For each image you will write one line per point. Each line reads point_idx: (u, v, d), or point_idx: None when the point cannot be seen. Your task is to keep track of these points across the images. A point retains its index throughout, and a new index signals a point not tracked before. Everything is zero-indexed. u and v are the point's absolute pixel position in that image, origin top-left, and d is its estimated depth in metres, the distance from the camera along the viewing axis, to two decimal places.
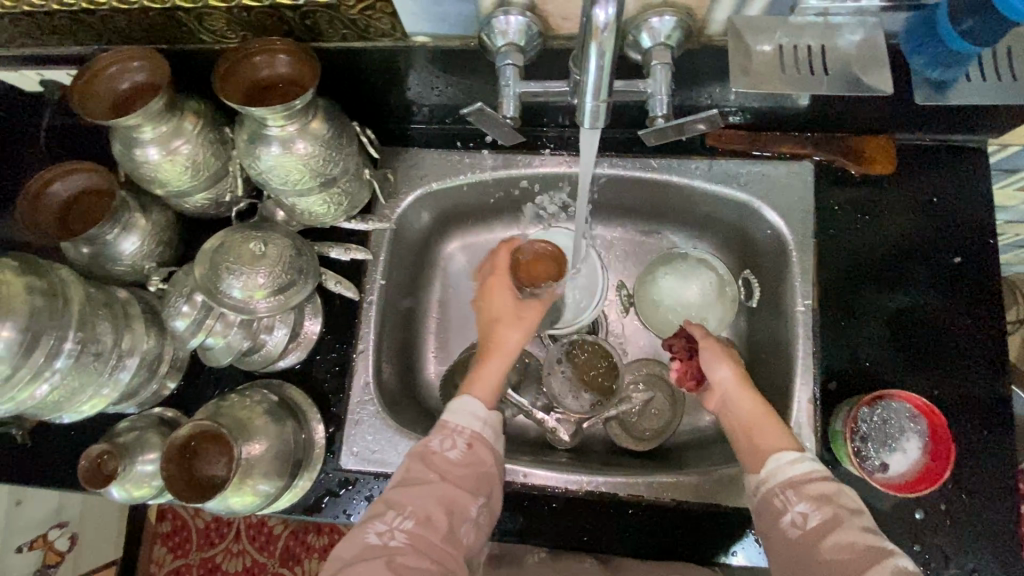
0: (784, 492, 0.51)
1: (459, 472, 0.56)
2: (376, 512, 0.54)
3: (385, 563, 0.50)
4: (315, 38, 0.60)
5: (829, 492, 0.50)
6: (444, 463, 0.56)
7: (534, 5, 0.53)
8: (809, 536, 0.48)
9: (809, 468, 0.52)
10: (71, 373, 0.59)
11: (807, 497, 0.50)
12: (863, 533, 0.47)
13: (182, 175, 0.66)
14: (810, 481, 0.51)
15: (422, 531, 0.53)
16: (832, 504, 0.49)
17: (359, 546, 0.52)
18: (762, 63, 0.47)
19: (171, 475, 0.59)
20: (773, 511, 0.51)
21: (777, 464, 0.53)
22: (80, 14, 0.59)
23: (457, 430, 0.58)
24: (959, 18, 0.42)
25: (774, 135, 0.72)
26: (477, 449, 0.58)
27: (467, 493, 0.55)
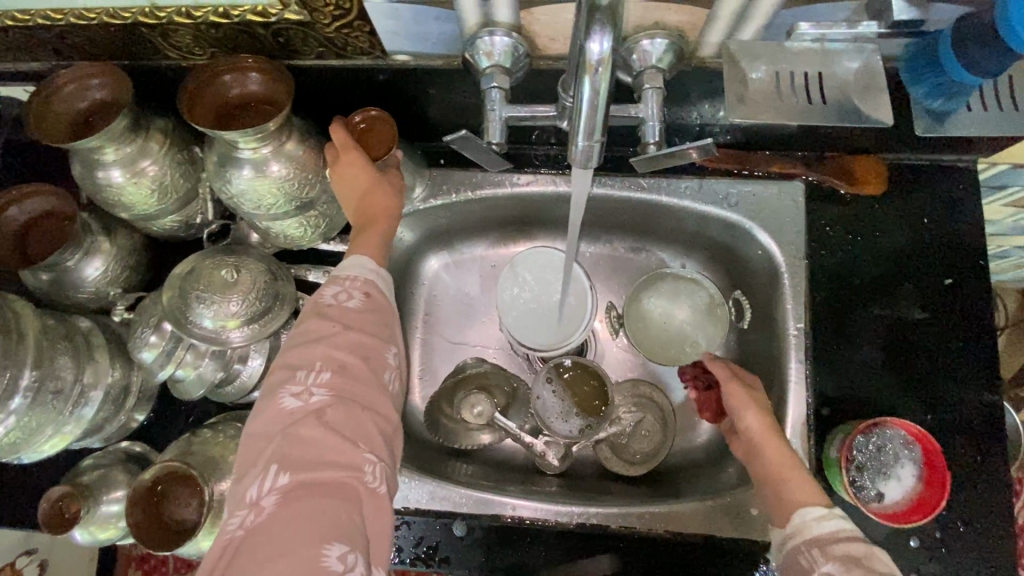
0: (809, 552, 0.50)
1: (363, 317, 0.51)
2: (285, 377, 0.48)
3: (315, 419, 0.46)
4: (289, 56, 0.57)
5: (857, 555, 0.48)
6: (343, 313, 0.51)
7: (520, 25, 0.50)
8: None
9: (838, 528, 0.50)
10: (28, 413, 0.56)
11: (833, 557, 0.48)
12: None
13: (148, 198, 0.63)
14: (836, 541, 0.49)
15: (342, 380, 0.48)
16: (861, 567, 0.47)
17: (280, 417, 0.47)
18: (758, 91, 0.46)
19: (137, 520, 0.56)
20: (801, 572, 0.50)
21: (803, 520, 0.52)
22: (36, 30, 0.55)
23: (351, 281, 0.53)
24: (963, 47, 0.40)
25: (766, 154, 0.71)
26: (376, 296, 0.53)
27: (377, 339, 0.51)
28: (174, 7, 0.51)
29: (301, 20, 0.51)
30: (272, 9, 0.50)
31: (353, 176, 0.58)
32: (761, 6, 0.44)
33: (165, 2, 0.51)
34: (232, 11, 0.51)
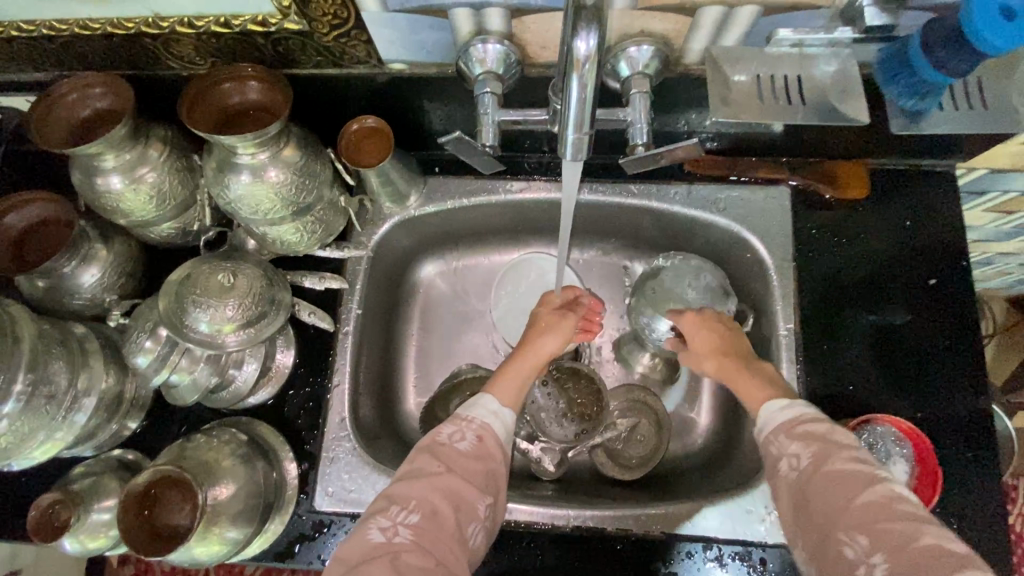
0: (777, 438, 0.51)
1: (468, 463, 0.55)
2: (380, 507, 0.51)
3: (389, 561, 0.47)
4: (288, 66, 0.59)
5: (820, 430, 0.49)
6: (452, 454, 0.55)
7: (511, 33, 0.52)
8: (803, 476, 0.47)
9: (800, 412, 0.52)
10: (18, 417, 0.55)
11: (796, 438, 0.50)
12: (853, 463, 0.46)
13: (146, 204, 0.64)
14: (800, 423, 0.51)
15: (427, 526, 0.50)
16: (823, 439, 0.48)
17: (359, 549, 0.48)
18: (740, 93, 0.47)
19: (128, 525, 0.55)
20: (772, 458, 0.51)
21: (767, 412, 0.54)
22: (40, 40, 0.57)
23: (468, 422, 0.58)
24: (931, 47, 0.42)
25: (752, 160, 0.73)
26: (487, 440, 0.57)
27: (476, 489, 0.53)
28: (177, 17, 0.53)
29: (300, 30, 0.52)
30: (272, 19, 0.52)
31: (550, 321, 0.71)
32: (741, 13, 0.46)
33: (168, 13, 0.53)
34: (233, 21, 0.52)
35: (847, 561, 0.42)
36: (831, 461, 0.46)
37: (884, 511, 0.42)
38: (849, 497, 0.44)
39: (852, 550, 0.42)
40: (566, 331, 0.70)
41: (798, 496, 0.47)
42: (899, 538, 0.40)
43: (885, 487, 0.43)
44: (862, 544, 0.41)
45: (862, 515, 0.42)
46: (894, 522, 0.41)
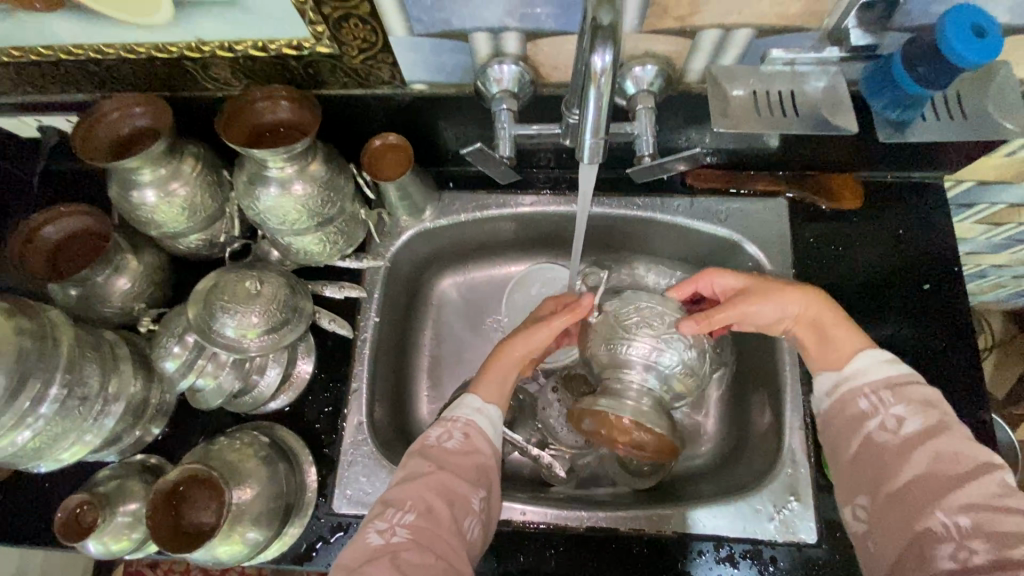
0: (875, 395, 0.54)
1: (458, 461, 0.57)
2: (377, 511, 0.53)
3: (389, 559, 0.49)
4: (317, 86, 0.63)
5: (924, 398, 0.52)
6: (442, 454, 0.57)
7: (526, 55, 0.56)
8: (904, 440, 0.50)
9: (903, 373, 0.55)
10: (54, 417, 0.58)
11: (906, 402, 0.52)
12: (966, 445, 0.49)
13: (179, 216, 0.67)
14: (908, 385, 0.54)
15: (424, 523, 0.52)
16: (936, 410, 0.52)
17: (361, 551, 0.50)
18: (739, 106, 0.51)
19: (158, 521, 0.57)
20: (861, 413, 0.54)
21: (867, 364, 0.56)
22: (87, 63, 0.61)
23: (454, 422, 0.60)
24: (911, 63, 0.47)
25: (751, 174, 0.77)
26: (474, 437, 0.59)
27: (468, 483, 0.56)
28: (217, 42, 0.57)
29: (331, 53, 0.57)
30: (306, 44, 0.56)
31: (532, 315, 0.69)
32: (736, 36, 0.51)
33: (209, 38, 0.57)
34: (269, 46, 0.57)
35: (935, 531, 0.46)
36: (941, 436, 0.49)
37: (994, 496, 0.46)
38: (958, 478, 0.47)
39: (944, 525, 0.46)
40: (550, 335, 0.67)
41: (891, 458, 0.50)
42: (1006, 531, 0.44)
43: (995, 474, 0.47)
44: (962, 523, 0.45)
45: (968, 498, 0.46)
46: (1004, 513, 0.45)
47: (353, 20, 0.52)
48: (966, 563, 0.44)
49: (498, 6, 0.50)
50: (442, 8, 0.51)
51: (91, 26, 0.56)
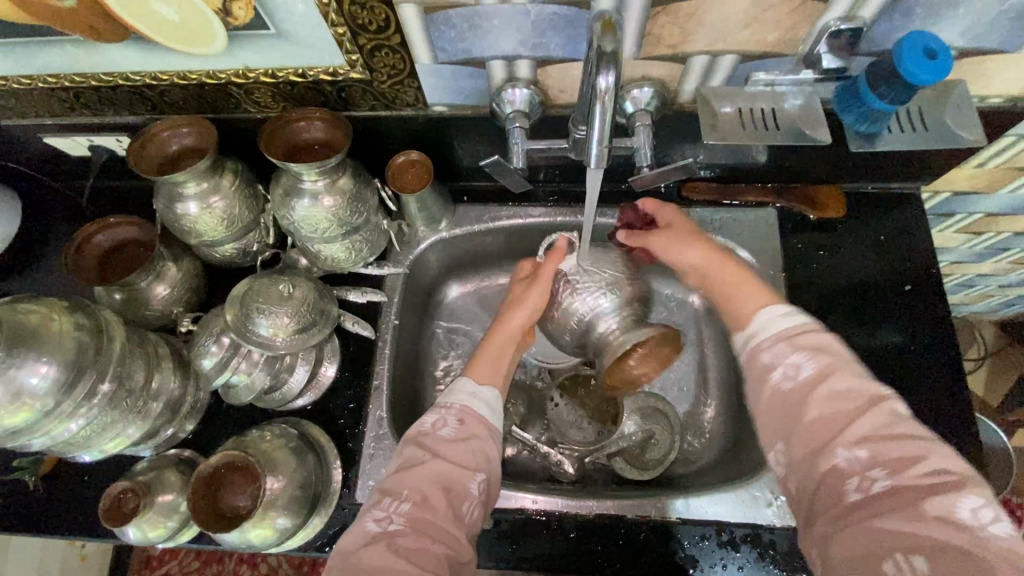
0: (774, 347, 0.53)
1: (452, 446, 0.59)
2: (376, 501, 0.55)
3: (385, 546, 0.50)
4: (347, 108, 0.70)
5: (821, 343, 0.51)
6: (436, 440, 0.59)
7: (536, 79, 0.63)
8: (803, 385, 0.49)
9: (798, 322, 0.54)
10: (104, 408, 0.62)
11: (802, 349, 0.51)
12: (857, 381, 0.48)
13: (218, 226, 0.73)
14: (804, 333, 0.53)
15: (421, 512, 0.53)
16: (830, 354, 0.50)
17: (360, 537, 0.52)
18: (727, 121, 0.58)
19: (199, 505, 0.62)
20: (764, 367, 0.52)
21: (766, 320, 0.56)
22: (142, 88, 0.68)
23: (447, 408, 0.62)
24: (876, 84, 0.53)
25: (742, 186, 0.83)
26: (468, 422, 0.61)
27: (462, 467, 0.57)
28: (262, 70, 0.64)
29: (363, 78, 0.64)
30: (341, 71, 0.63)
31: (520, 294, 0.73)
32: (723, 61, 0.58)
33: (255, 66, 0.64)
34: (308, 72, 0.64)
35: (840, 469, 0.45)
36: (834, 375, 0.48)
37: (884, 426, 0.45)
38: (853, 411, 0.46)
39: (846, 461, 0.45)
40: (537, 303, 0.72)
41: (794, 404, 0.49)
42: (904, 456, 0.43)
43: (886, 404, 0.47)
44: (861, 456, 0.44)
45: (866, 429, 0.45)
46: (897, 441, 0.44)
47: (385, 50, 0.59)
48: (867, 494, 0.43)
49: (512, 39, 0.56)
50: (463, 39, 0.57)
51: (150, 55, 0.63)
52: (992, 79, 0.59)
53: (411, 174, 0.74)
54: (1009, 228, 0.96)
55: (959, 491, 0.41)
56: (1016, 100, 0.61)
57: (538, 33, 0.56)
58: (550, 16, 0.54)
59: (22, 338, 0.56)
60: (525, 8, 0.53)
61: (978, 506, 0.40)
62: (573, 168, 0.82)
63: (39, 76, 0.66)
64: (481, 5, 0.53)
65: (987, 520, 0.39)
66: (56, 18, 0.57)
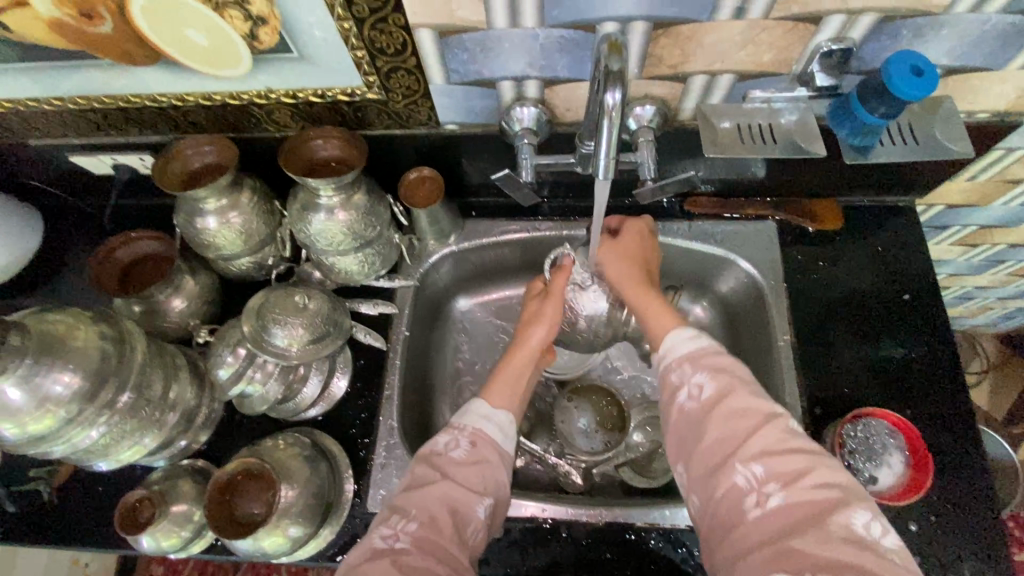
0: (681, 368, 0.58)
1: (463, 469, 0.60)
2: (386, 516, 0.56)
3: (391, 563, 0.51)
4: (363, 127, 0.73)
5: (722, 364, 0.57)
6: (448, 461, 0.60)
7: (544, 99, 0.66)
8: (703, 404, 0.54)
9: (701, 345, 0.59)
10: (123, 417, 0.64)
11: (703, 370, 0.56)
12: (751, 399, 0.53)
13: (235, 240, 0.76)
14: (704, 355, 0.58)
15: (428, 532, 0.54)
16: (727, 374, 0.55)
17: (366, 552, 0.53)
18: (726, 136, 0.61)
19: (214, 511, 0.63)
20: (673, 386, 0.57)
21: (674, 342, 0.61)
22: (167, 109, 0.71)
23: (460, 430, 0.64)
24: (867, 99, 0.56)
25: (741, 201, 0.86)
26: (479, 446, 0.62)
27: (471, 491, 0.58)
28: (283, 91, 0.67)
29: (379, 98, 0.67)
30: (358, 91, 0.66)
31: (534, 314, 0.76)
32: (721, 81, 0.61)
33: (276, 87, 0.67)
34: (327, 93, 0.67)
35: (739, 487, 0.48)
36: (730, 395, 0.53)
37: (780, 440, 0.49)
38: (747, 430, 0.50)
39: (744, 480, 0.48)
40: (552, 318, 0.74)
41: (695, 426, 0.53)
42: (794, 470, 0.47)
43: (781, 421, 0.51)
44: (757, 473, 0.47)
45: (761, 446, 0.49)
46: (790, 450, 0.48)
47: (401, 71, 0.62)
48: (765, 508, 0.46)
49: (521, 60, 0.59)
50: (475, 61, 0.60)
51: (177, 77, 0.66)
52: (979, 96, 0.62)
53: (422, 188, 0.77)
54: (1003, 240, 0.99)
55: (844, 505, 0.44)
56: (1003, 115, 0.64)
57: (546, 55, 0.59)
58: (558, 39, 0.57)
59: (48, 347, 0.58)
60: (534, 31, 0.56)
61: (868, 520, 0.43)
62: (578, 184, 0.85)
63: (68, 97, 0.69)
64: (493, 30, 0.57)
65: (877, 533, 0.43)
66: (91, 42, 0.60)
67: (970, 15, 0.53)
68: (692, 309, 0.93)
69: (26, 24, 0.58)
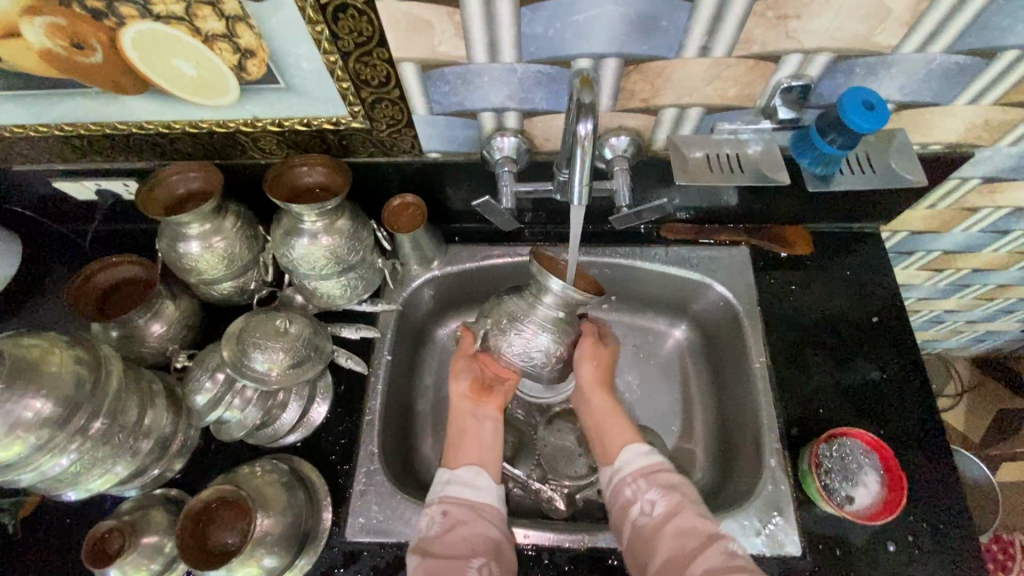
0: (634, 483, 0.63)
1: (444, 541, 0.60)
2: None
3: None
4: (347, 154, 0.75)
5: (673, 483, 0.62)
6: (430, 541, 0.61)
7: (523, 129, 0.69)
8: (656, 521, 0.59)
9: (655, 463, 0.65)
10: (95, 444, 0.62)
11: (657, 487, 0.61)
12: (698, 518, 0.58)
13: (217, 265, 0.76)
14: (656, 471, 0.64)
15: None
16: (677, 492, 0.61)
17: None
18: (696, 165, 0.64)
19: (187, 541, 0.61)
20: (629, 500, 0.62)
21: (628, 457, 0.66)
22: (154, 136, 0.73)
23: (430, 507, 0.65)
24: (825, 131, 0.60)
25: (715, 227, 0.89)
26: (452, 512, 0.63)
27: (457, 557, 0.58)
28: (269, 119, 0.69)
29: (363, 128, 0.69)
30: (343, 120, 0.68)
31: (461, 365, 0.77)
32: (690, 113, 0.64)
33: (263, 116, 0.69)
34: (312, 122, 0.69)
35: None
36: (680, 514, 0.58)
37: (722, 562, 0.53)
38: (694, 548, 0.55)
39: None
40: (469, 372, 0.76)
41: (648, 540, 0.58)
42: None
43: (721, 543, 0.55)
44: None
45: (707, 565, 0.53)
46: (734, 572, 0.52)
47: (385, 102, 0.64)
48: None
49: (501, 93, 0.62)
50: (456, 93, 0.63)
51: (166, 106, 0.67)
52: (931, 129, 0.66)
53: (410, 211, 0.79)
54: (966, 265, 1.03)
55: None
56: (953, 147, 0.69)
57: (524, 88, 0.62)
58: (535, 73, 0.60)
59: (21, 372, 0.57)
60: (513, 66, 0.59)
61: None
62: (559, 211, 0.87)
63: (55, 124, 0.70)
64: (473, 64, 0.59)
65: None
66: (81, 72, 0.62)
67: (917, 55, 0.57)
68: (671, 332, 0.94)
69: (16, 54, 0.59)
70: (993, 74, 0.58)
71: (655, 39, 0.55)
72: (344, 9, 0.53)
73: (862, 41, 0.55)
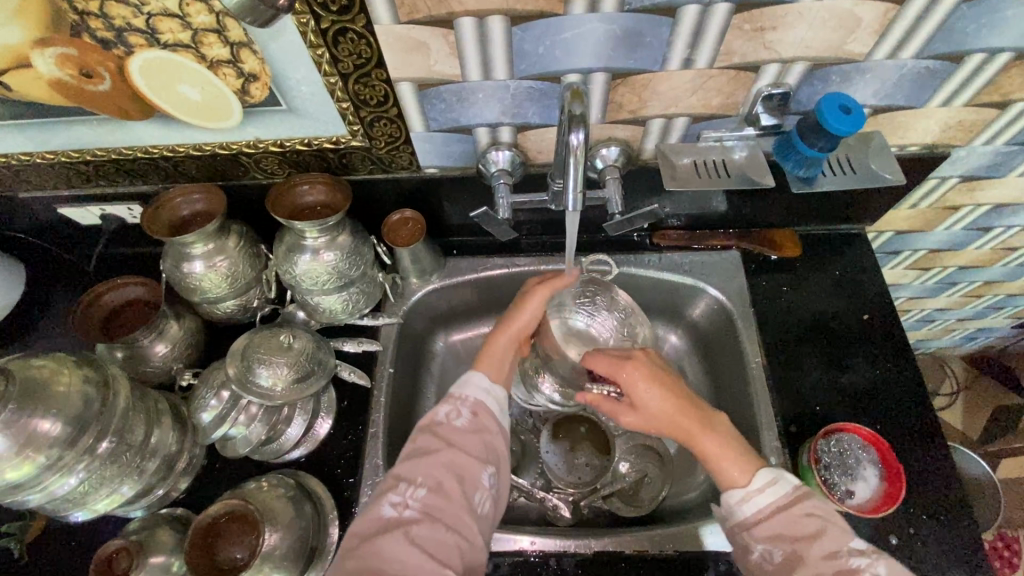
0: (742, 533, 0.57)
1: (466, 438, 0.60)
2: (391, 485, 0.57)
3: (401, 534, 0.53)
4: (347, 171, 0.77)
5: (782, 530, 0.55)
6: (450, 431, 0.60)
7: (516, 142, 0.71)
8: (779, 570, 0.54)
9: (765, 506, 0.57)
10: (103, 463, 0.63)
11: (763, 537, 0.55)
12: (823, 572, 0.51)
13: (221, 284, 0.77)
14: (762, 519, 0.56)
15: (436, 499, 0.55)
16: (788, 542, 0.54)
17: (377, 521, 0.55)
18: (684, 171, 0.66)
19: (197, 560, 0.62)
20: (743, 551, 0.57)
21: (729, 504, 0.59)
22: (158, 160, 0.74)
23: (462, 399, 0.63)
24: (806, 136, 0.63)
25: (706, 232, 0.91)
26: (483, 416, 0.63)
27: (476, 459, 0.59)
28: (271, 140, 0.71)
29: (362, 146, 0.71)
30: (343, 139, 0.70)
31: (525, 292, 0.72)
32: (677, 123, 0.67)
33: (264, 137, 0.71)
34: (312, 142, 0.71)
35: None
36: (800, 566, 0.53)
37: None
38: None
39: None
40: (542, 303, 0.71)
41: None
42: None
43: None
44: None
45: None
46: None
47: (383, 120, 0.67)
48: None
49: (495, 109, 0.65)
50: (452, 110, 0.65)
51: (171, 130, 0.69)
52: (906, 130, 0.69)
53: (409, 223, 0.81)
54: (953, 262, 1.06)
55: None
56: (930, 147, 0.72)
57: (517, 103, 0.64)
58: (527, 89, 0.63)
59: (32, 393, 0.58)
60: (505, 83, 0.62)
61: None
62: (553, 222, 0.89)
63: (62, 151, 0.72)
64: (468, 82, 0.62)
65: None
66: (89, 98, 0.64)
67: (888, 61, 0.60)
68: (668, 338, 0.95)
69: (28, 84, 0.62)
70: (962, 76, 0.62)
71: (639, 53, 0.58)
72: (344, 33, 0.56)
73: (835, 50, 0.58)
